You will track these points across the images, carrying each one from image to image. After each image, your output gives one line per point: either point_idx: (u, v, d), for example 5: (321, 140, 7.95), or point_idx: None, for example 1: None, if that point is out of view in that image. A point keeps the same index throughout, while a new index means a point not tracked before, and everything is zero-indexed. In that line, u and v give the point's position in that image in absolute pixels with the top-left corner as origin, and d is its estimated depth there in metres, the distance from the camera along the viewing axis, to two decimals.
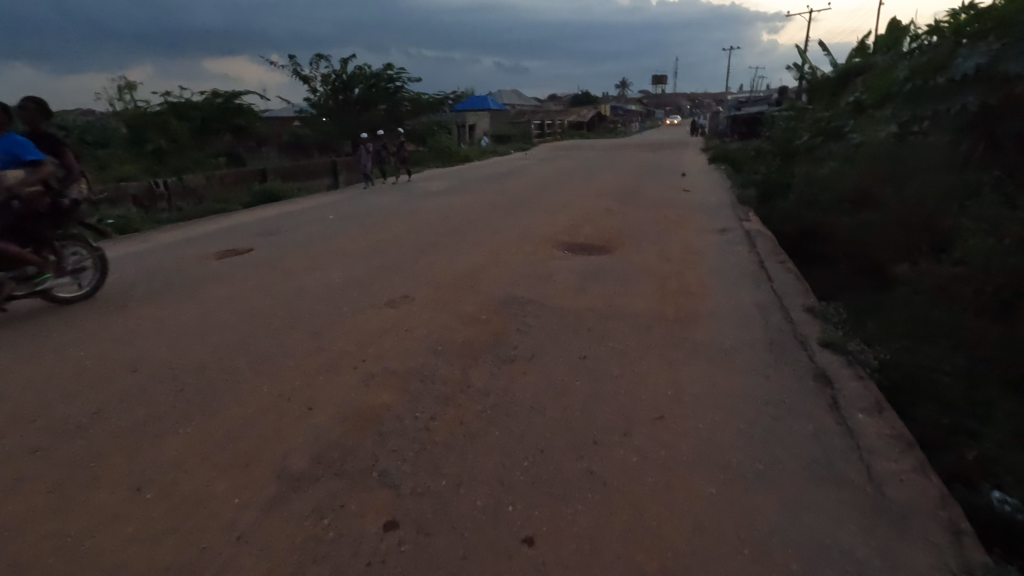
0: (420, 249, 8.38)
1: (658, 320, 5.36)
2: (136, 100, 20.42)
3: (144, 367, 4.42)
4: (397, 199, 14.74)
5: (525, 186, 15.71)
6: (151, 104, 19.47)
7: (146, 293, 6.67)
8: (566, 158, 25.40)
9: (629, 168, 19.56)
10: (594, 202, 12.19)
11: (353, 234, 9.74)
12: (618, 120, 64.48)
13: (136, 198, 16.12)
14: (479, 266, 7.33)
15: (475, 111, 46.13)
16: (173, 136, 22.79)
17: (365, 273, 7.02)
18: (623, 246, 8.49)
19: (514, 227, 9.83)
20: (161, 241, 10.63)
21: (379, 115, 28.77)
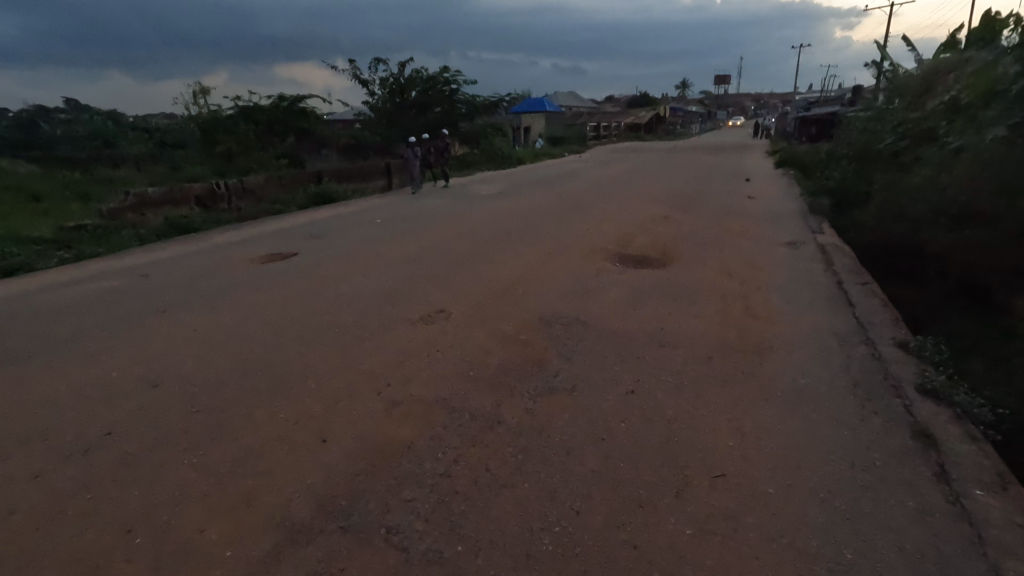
0: (464, 259, 8.02)
1: (719, 350, 4.73)
2: (206, 104, 21.32)
3: (165, 382, 4.24)
4: (447, 202, 14.54)
5: (578, 191, 15.15)
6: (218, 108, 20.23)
7: (188, 298, 6.64)
8: (622, 162, 24.53)
9: (690, 172, 18.53)
10: (651, 209, 11.49)
11: (398, 240, 9.54)
12: (677, 121, 62.59)
13: (199, 199, 16.67)
14: (524, 278, 6.89)
15: (531, 113, 45.70)
16: (240, 139, 23.71)
17: (403, 284, 6.73)
18: (680, 259, 7.82)
19: (564, 235, 9.33)
20: (216, 243, 10.82)
21: (435, 117, 28.79)
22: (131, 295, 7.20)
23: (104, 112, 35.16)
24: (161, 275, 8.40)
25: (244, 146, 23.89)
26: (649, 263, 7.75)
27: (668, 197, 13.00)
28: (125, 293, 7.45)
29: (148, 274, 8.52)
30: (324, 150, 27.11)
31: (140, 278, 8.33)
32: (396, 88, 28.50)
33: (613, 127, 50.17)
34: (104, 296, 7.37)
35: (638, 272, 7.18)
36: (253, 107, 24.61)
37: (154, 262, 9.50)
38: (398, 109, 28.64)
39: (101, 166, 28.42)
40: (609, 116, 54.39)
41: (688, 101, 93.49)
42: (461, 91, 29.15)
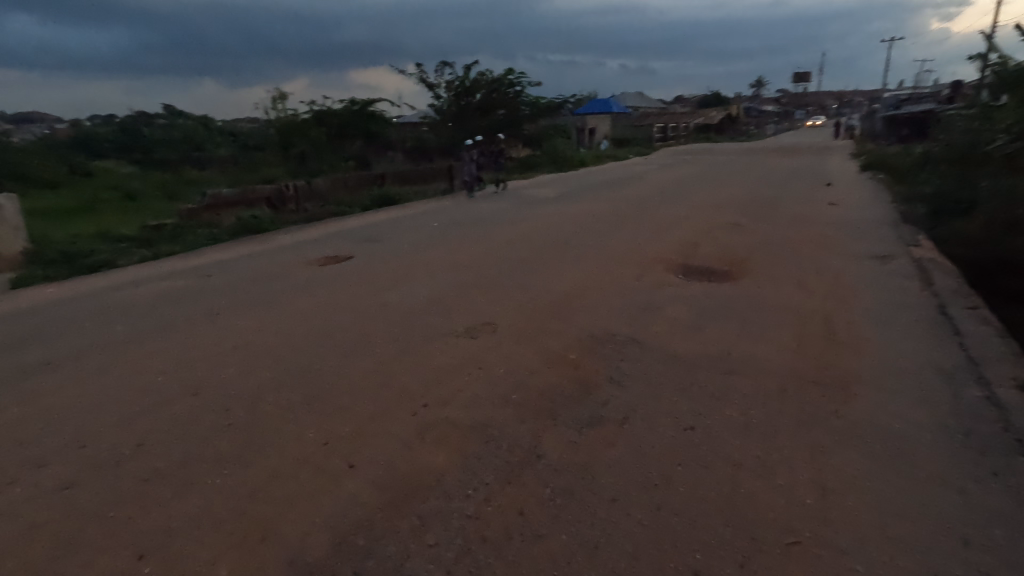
0: (516, 267, 7.73)
1: (794, 382, 4.17)
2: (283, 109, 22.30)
3: (204, 392, 4.19)
4: (505, 206, 14.36)
5: (641, 195, 14.52)
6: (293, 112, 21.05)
7: (243, 301, 6.74)
8: (690, 165, 23.45)
9: (765, 176, 17.38)
10: (720, 216, 10.75)
11: (452, 245, 9.40)
12: (751, 122, 59.81)
13: (269, 200, 17.34)
14: (577, 290, 6.50)
15: (596, 114, 44.90)
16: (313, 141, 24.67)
17: (452, 293, 6.52)
18: (750, 272, 7.18)
19: (623, 243, 8.85)
20: (280, 245, 11.12)
21: (499, 120, 28.62)
22: (193, 296, 7.42)
23: (193, 117, 37.68)
24: (225, 275, 8.65)
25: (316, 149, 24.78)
26: (715, 276, 7.16)
27: (739, 202, 12.16)
28: (189, 293, 7.70)
29: (213, 274, 8.81)
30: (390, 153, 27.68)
31: (206, 278, 8.61)
32: (462, 91, 28.45)
33: (681, 128, 48.48)
34: (170, 295, 7.64)
35: (702, 287, 6.62)
36: (327, 111, 25.40)
37: (221, 262, 9.85)
38: (462, 112, 28.72)
39: (189, 168, 30.46)
40: (678, 117, 52.60)
41: (764, 100, 89.16)
42: (525, 93, 28.90)
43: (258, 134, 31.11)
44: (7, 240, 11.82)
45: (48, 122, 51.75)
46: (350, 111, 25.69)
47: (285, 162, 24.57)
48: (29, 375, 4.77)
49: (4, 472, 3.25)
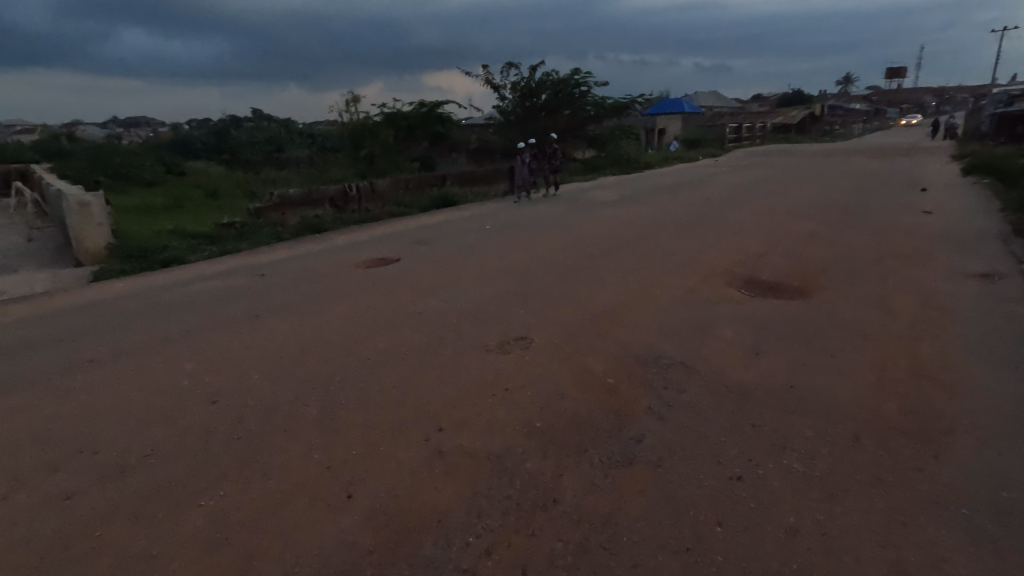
0: (563, 275, 7.32)
1: (871, 429, 3.54)
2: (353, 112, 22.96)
3: (223, 399, 4.10)
4: (562, 209, 13.96)
5: (708, 199, 13.67)
6: (363, 114, 21.64)
7: (287, 303, 6.76)
8: (765, 167, 22.03)
9: (849, 180, 15.93)
10: (796, 224, 9.83)
11: (501, 250, 9.14)
12: (836, 121, 55.88)
13: (333, 200, 17.83)
14: (626, 303, 6.00)
15: (666, 115, 43.43)
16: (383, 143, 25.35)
17: (491, 302, 6.23)
18: (825, 289, 6.40)
19: (682, 252, 8.22)
20: (335, 245, 11.31)
21: (563, 121, 28.18)
22: (243, 295, 7.53)
23: (275, 120, 39.77)
24: (277, 275, 8.80)
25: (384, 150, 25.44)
26: (784, 292, 6.43)
27: (817, 209, 11.12)
28: (240, 291, 7.85)
29: (267, 274, 8.97)
30: (454, 154, 27.91)
31: (260, 277, 8.79)
32: (527, 91, 28.17)
33: (758, 129, 45.97)
34: (223, 293, 7.82)
35: (767, 304, 5.94)
36: (397, 113, 26.01)
37: (277, 261, 10.08)
38: (527, 113, 28.48)
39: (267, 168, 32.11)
40: (755, 116, 49.96)
41: (853, 98, 83.25)
42: (591, 93, 28.24)
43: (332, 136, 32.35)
44: (94, 235, 12.70)
45: (152, 126, 56.47)
46: (419, 113, 26.18)
47: (355, 163, 25.37)
48: (73, 371, 4.89)
49: (16, 476, 3.24)
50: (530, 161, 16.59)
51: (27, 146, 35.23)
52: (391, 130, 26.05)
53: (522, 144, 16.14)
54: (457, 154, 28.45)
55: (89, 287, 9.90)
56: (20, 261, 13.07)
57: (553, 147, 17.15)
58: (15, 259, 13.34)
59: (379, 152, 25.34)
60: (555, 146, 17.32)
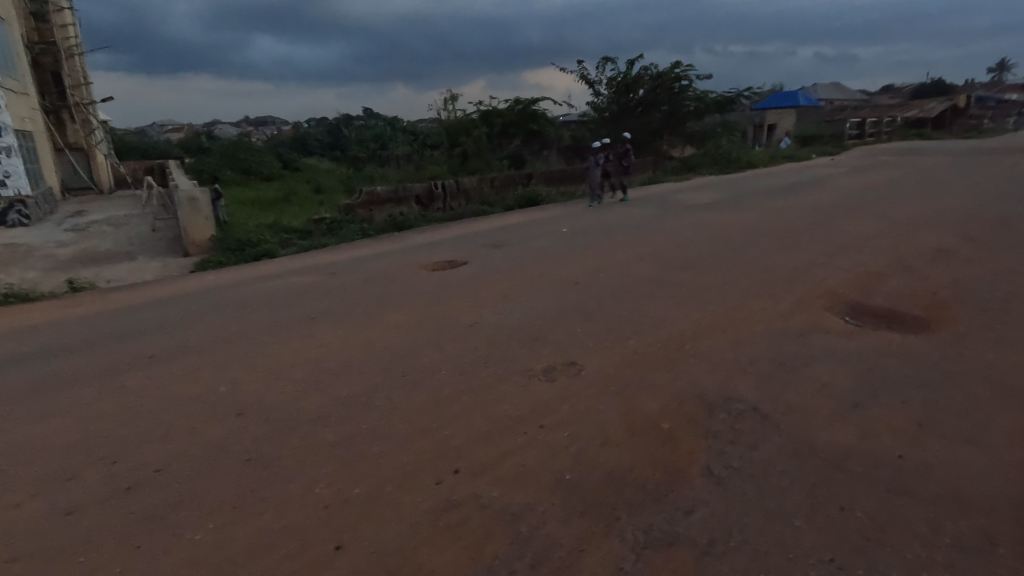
0: (633, 290, 6.66)
1: (1011, 533, 2.66)
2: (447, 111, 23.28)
3: (249, 413, 3.98)
4: (650, 212, 13.11)
5: (817, 205, 12.17)
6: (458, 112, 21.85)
7: (346, 306, 6.72)
8: (892, 168, 19.46)
9: (997, 185, 13.55)
10: (923, 238, 8.35)
11: (573, 257, 8.61)
12: (985, 114, 48.72)
13: (419, 198, 18.11)
14: (700, 329, 5.26)
15: (776, 109, 40.17)
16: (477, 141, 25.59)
17: (549, 318, 5.75)
18: (957, 324, 5.21)
19: (777, 268, 7.21)
20: (412, 245, 11.36)
21: (659, 118, 26.82)
22: (310, 295, 7.63)
23: (379, 118, 41.67)
24: (347, 275, 8.88)
25: (478, 148, 25.67)
26: (901, 325, 5.35)
27: (954, 220, 9.42)
28: (308, 291, 7.97)
29: (338, 273, 9.09)
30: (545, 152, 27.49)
31: (331, 276, 8.92)
32: (623, 87, 27.08)
33: (884, 124, 41.24)
34: (292, 292, 7.98)
35: (877, 338, 4.93)
36: (492, 111, 26.13)
37: (353, 260, 10.24)
38: (622, 109, 27.50)
39: (368, 164, 33.68)
40: (883, 110, 44.82)
41: (1008, 87, 72.43)
42: (691, 87, 26.59)
43: (429, 133, 33.27)
44: (200, 227, 13.76)
45: (274, 125, 61.70)
46: (514, 111, 26.12)
47: (449, 160, 25.81)
48: (131, 367, 5.06)
49: (38, 483, 3.27)
50: (602, 163, 15.49)
51: (170, 142, 39.68)
52: (486, 128, 26.21)
53: (594, 143, 15.11)
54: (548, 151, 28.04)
55: (188, 277, 10.66)
56: (142, 250, 14.47)
57: (626, 146, 15.91)
58: (139, 248, 14.81)
59: (473, 149, 25.58)
60: (628, 146, 16.08)
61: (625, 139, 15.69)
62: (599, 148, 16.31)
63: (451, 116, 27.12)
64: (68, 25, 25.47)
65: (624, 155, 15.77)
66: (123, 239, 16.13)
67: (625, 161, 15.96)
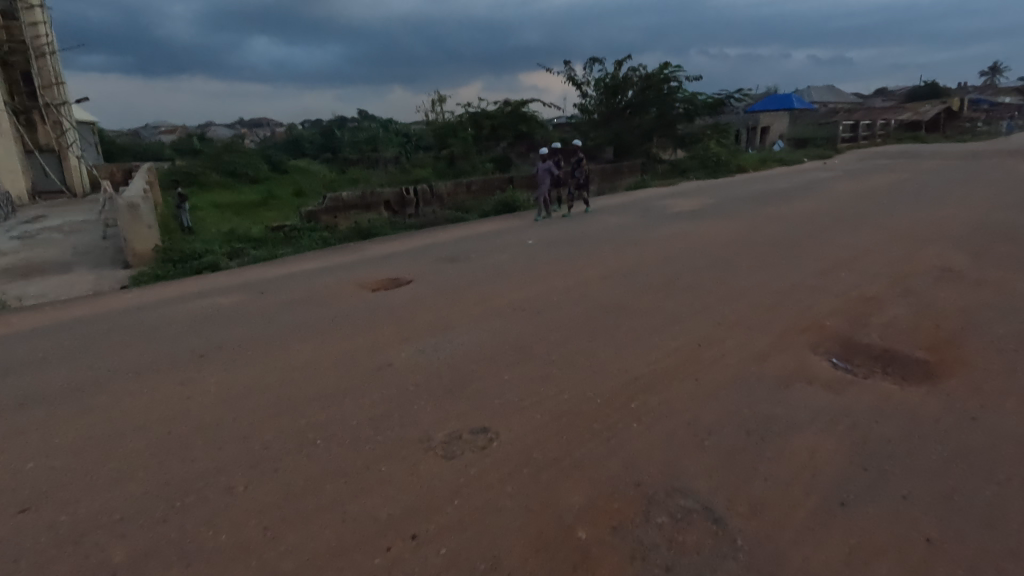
0: (588, 319, 5.69)
1: None
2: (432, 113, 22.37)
3: (44, 510, 3.03)
4: (630, 221, 12.19)
5: (806, 214, 11.25)
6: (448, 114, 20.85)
7: (253, 338, 5.74)
8: (889, 172, 18.57)
9: (999, 192, 12.69)
10: (921, 256, 7.42)
11: (531, 275, 7.65)
12: (979, 118, 48.14)
13: (389, 204, 17.09)
14: (653, 376, 4.29)
15: (770, 111, 39.27)
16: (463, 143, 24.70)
17: (477, 359, 4.78)
18: (968, 371, 4.27)
19: (756, 292, 6.26)
20: (367, 257, 10.38)
21: (649, 120, 25.93)
22: (224, 320, 6.60)
23: (372, 119, 40.71)
24: (277, 294, 7.84)
25: (466, 151, 24.77)
26: (899, 371, 4.40)
27: (955, 234, 8.51)
28: (226, 313, 6.99)
29: (270, 291, 8.09)
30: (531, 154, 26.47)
31: (260, 296, 7.87)
32: (613, 88, 26.25)
33: (879, 127, 40.46)
34: (208, 315, 7.00)
35: (869, 390, 3.99)
36: (482, 113, 25.26)
37: (294, 276, 9.25)
38: (611, 112, 26.69)
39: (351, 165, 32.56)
40: (877, 112, 44.08)
41: (999, 90, 72.40)
42: (682, 89, 25.74)
43: (417, 135, 32.19)
44: (142, 237, 12.72)
45: (265, 126, 60.31)
46: (504, 112, 25.18)
47: (435, 162, 24.84)
48: None
49: None
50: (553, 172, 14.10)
51: (147, 142, 38.44)
52: (474, 130, 25.21)
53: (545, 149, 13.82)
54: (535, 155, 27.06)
55: (117, 293, 9.66)
56: (84, 260, 13.42)
57: (578, 155, 14.64)
58: (83, 258, 13.69)
59: (460, 151, 24.49)
60: (579, 154, 14.87)
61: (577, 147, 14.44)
62: (547, 156, 14.97)
63: (439, 118, 26.17)
64: (38, 23, 24.30)
65: (576, 164, 14.54)
66: (70, 247, 15.06)
67: (576, 171, 14.70)
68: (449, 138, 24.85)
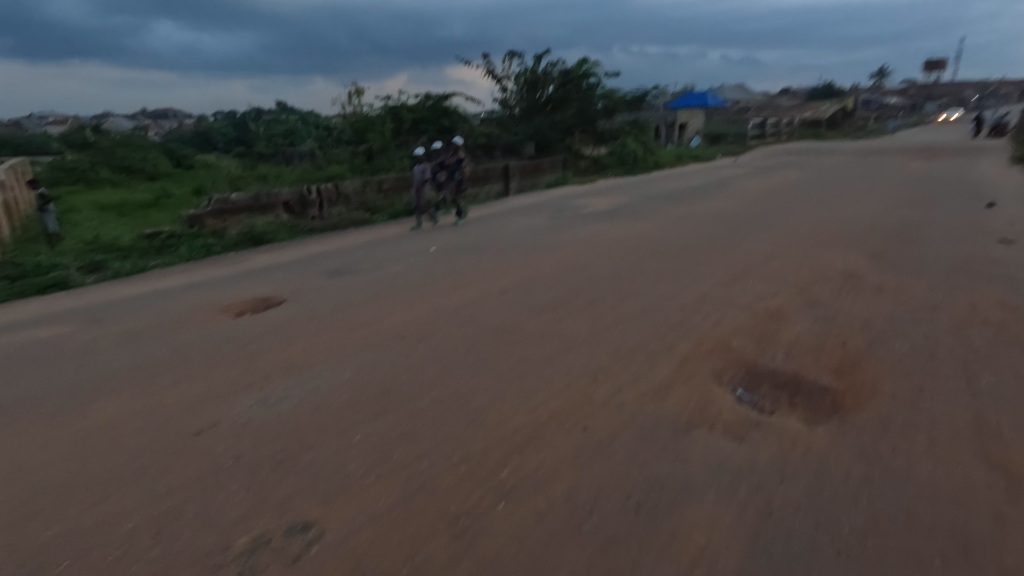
0: (473, 346, 4.91)
1: None
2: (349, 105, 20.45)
3: None
4: (544, 223, 11.65)
5: (716, 214, 11.16)
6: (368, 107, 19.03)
7: (50, 392, 4.51)
8: (794, 169, 19.33)
9: (889, 189, 13.34)
10: (824, 260, 7.25)
11: (426, 291, 6.83)
12: (869, 117, 52.25)
13: (288, 206, 15.50)
14: (534, 429, 3.57)
15: (686, 109, 40.49)
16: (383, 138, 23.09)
17: (327, 411, 3.89)
18: (877, 401, 3.88)
19: (661, 307, 5.75)
20: (246, 270, 9.10)
21: (570, 115, 25.70)
22: (30, 362, 5.28)
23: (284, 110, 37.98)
24: (118, 322, 6.53)
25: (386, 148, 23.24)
26: (806, 404, 3.95)
27: (854, 233, 8.56)
28: (37, 351, 5.64)
29: (110, 318, 6.74)
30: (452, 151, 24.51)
31: (94, 325, 6.51)
32: (533, 83, 25.86)
33: (783, 124, 42.78)
34: (11, 354, 5.61)
35: (774, 434, 3.49)
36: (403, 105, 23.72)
37: (151, 296, 7.86)
38: (532, 107, 26.30)
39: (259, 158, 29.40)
40: (782, 111, 46.63)
41: (886, 91, 78.83)
42: (601, 85, 25.76)
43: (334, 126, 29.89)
44: None
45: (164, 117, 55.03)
46: (426, 106, 23.85)
47: (352, 158, 23.11)
48: None
49: None
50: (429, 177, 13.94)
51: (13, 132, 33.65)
52: (394, 124, 23.63)
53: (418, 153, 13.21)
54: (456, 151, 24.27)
55: None
56: None
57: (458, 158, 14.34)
58: None
59: (379, 146, 22.92)
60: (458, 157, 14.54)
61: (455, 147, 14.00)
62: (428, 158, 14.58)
63: (355, 110, 24.50)
64: None
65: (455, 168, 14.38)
66: None
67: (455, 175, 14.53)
68: (368, 132, 23.14)
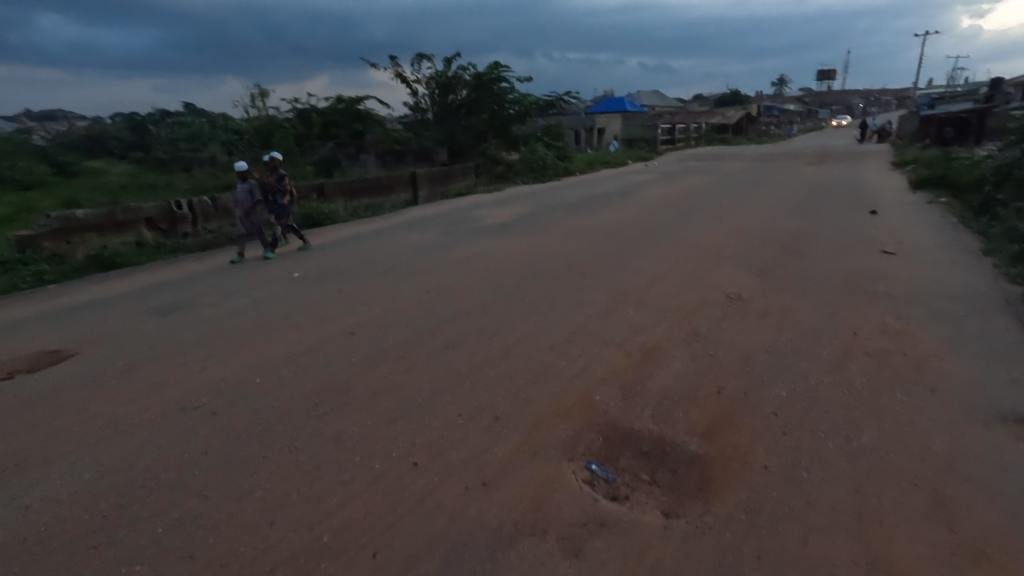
0: (279, 420, 3.87)
1: None
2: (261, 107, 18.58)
3: None
4: (436, 238, 10.72)
5: (616, 224, 10.71)
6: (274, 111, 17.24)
7: None
8: (699, 174, 19.56)
9: (786, 195, 13.56)
10: (713, 280, 6.75)
11: (267, 332, 5.70)
12: (770, 123, 55.32)
13: (153, 222, 13.23)
14: (307, 559, 2.65)
15: (603, 114, 40.78)
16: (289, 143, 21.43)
17: (25, 548, 2.77)
18: (746, 475, 3.23)
19: (526, 348, 4.97)
20: (62, 305, 7.50)
21: (483, 121, 24.99)
22: None
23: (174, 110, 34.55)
24: None
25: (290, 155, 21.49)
26: (667, 481, 3.25)
27: (747, 247, 8.27)
28: None
29: None
30: (362, 157, 23.00)
31: None
32: (444, 87, 24.90)
33: (694, 129, 44.12)
34: None
35: (618, 544, 2.74)
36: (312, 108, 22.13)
37: None
38: (445, 112, 25.27)
39: (146, 161, 25.23)
40: (693, 117, 48.17)
41: (786, 99, 84.31)
42: (514, 90, 25.19)
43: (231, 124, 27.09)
44: None
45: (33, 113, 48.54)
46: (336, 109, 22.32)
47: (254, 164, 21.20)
48: None
49: None
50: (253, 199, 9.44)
51: None
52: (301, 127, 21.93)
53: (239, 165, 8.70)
54: (366, 156, 23.07)
55: None
56: None
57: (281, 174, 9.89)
58: None
59: (283, 151, 21.16)
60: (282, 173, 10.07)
61: (278, 160, 10.06)
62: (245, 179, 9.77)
63: (259, 113, 22.61)
64: None
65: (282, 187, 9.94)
66: None
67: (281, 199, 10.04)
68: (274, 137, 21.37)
